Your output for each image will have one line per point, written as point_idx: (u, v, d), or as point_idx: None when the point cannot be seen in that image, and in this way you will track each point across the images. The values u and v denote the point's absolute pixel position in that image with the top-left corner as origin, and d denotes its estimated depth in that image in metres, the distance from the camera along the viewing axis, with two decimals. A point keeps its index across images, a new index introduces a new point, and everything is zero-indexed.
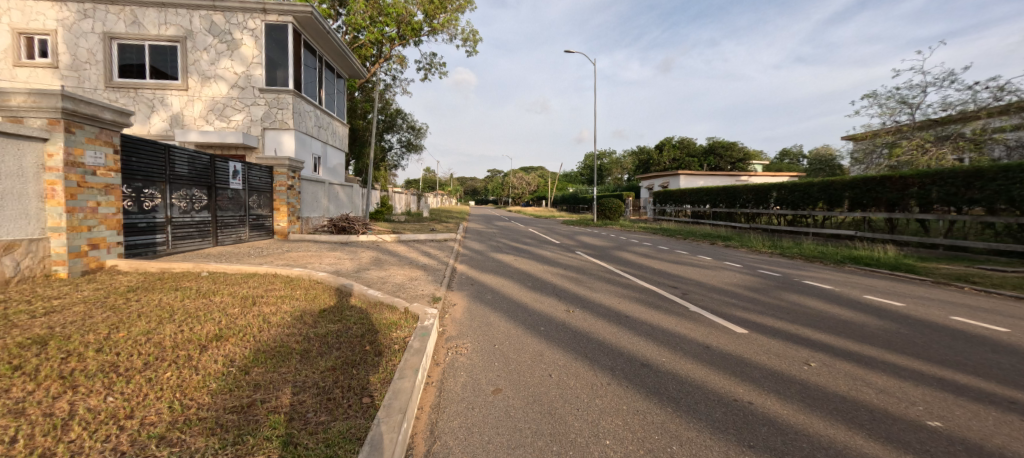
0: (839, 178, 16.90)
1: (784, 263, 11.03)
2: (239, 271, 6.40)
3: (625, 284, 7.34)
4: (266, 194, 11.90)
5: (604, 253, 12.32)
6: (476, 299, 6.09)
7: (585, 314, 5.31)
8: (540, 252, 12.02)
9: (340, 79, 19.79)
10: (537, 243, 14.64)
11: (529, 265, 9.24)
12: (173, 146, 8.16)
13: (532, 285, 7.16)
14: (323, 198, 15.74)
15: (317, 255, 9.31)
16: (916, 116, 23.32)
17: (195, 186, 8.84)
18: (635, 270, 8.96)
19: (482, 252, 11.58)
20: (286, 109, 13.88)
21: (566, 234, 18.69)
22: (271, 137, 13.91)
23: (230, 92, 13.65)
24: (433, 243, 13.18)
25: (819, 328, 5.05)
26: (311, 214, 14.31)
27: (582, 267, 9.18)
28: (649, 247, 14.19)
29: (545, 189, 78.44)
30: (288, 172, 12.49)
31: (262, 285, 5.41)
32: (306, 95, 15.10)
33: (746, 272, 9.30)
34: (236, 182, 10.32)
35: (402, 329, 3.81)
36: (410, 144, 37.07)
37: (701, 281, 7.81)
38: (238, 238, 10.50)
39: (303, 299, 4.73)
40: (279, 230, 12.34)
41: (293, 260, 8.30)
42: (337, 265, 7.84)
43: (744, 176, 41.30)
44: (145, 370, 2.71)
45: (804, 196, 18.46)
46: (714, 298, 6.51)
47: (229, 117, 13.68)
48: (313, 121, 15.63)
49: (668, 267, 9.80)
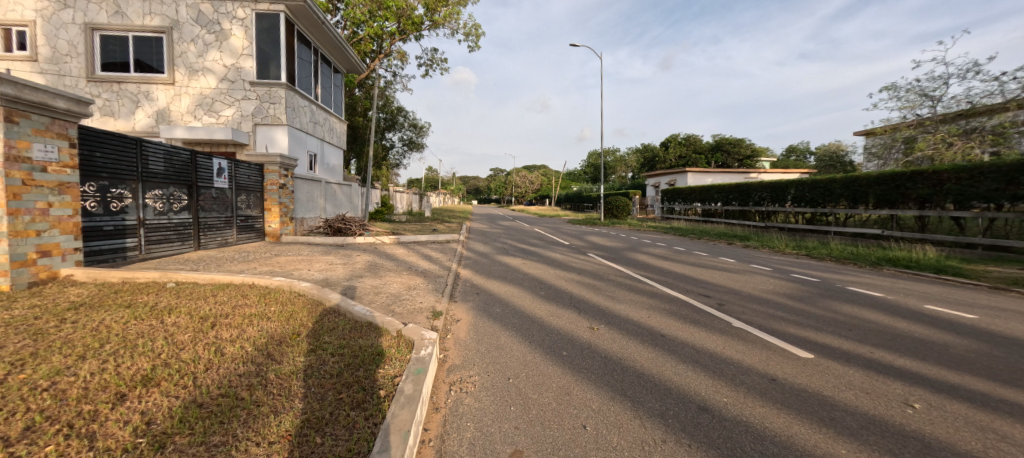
0: (863, 173, 15.96)
1: (815, 265, 10.14)
2: (212, 280, 5.58)
3: (651, 292, 6.50)
4: (255, 193, 11.13)
5: (618, 254, 11.49)
6: (482, 313, 5.26)
7: (614, 333, 4.47)
8: (550, 254, 11.19)
9: (337, 73, 19.02)
10: (545, 244, 13.80)
11: (539, 270, 8.41)
12: (146, 141, 7.38)
13: (545, 294, 6.34)
14: (319, 197, 14.99)
15: (307, 259, 8.51)
16: (939, 109, 22.30)
17: (173, 185, 8.08)
18: (657, 275, 8.10)
19: (487, 255, 10.77)
20: (279, 104, 13.09)
21: (574, 235, 17.85)
22: (263, 133, 13.13)
23: (219, 86, 12.88)
24: (434, 245, 12.39)
25: (895, 350, 4.20)
26: (306, 214, 13.54)
27: (598, 272, 8.33)
28: (665, 248, 13.30)
29: (549, 188, 77.54)
30: (280, 171, 11.70)
31: (232, 299, 4.59)
32: (300, 89, 14.32)
33: (779, 276, 8.42)
34: (221, 181, 9.56)
35: (393, 363, 2.98)
36: (412, 143, 36.23)
37: (734, 288, 6.96)
38: (224, 241, 9.73)
39: (276, 319, 3.91)
40: (271, 232, 11.57)
41: (280, 266, 7.52)
42: (327, 273, 7.03)
43: (754, 173, 40.24)
44: (18, 443, 1.90)
45: (825, 193, 17.51)
46: (756, 309, 5.67)
47: (219, 112, 12.91)
48: (308, 117, 14.85)
49: (691, 271, 8.93)
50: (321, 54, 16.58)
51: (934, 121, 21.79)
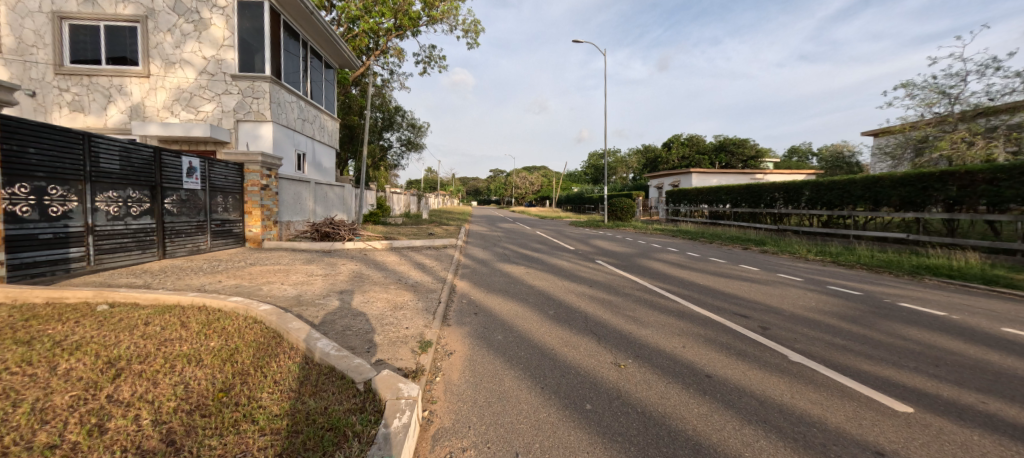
0: (885, 174, 15.04)
1: (847, 275, 9.22)
2: (156, 302, 4.64)
3: (678, 311, 5.57)
4: (234, 195, 10.20)
5: (629, 261, 10.55)
6: (481, 342, 4.33)
7: (646, 373, 3.54)
8: (555, 261, 10.25)
9: (329, 68, 18.06)
10: (548, 249, 12.85)
11: (546, 282, 7.48)
12: (96, 136, 6.46)
13: (556, 314, 5.39)
14: (308, 199, 14.05)
15: (285, 269, 7.58)
16: (958, 107, 21.36)
17: (132, 186, 7.17)
18: (680, 289, 7.16)
19: (487, 263, 9.84)
20: (263, 99, 12.15)
21: (579, 238, 16.92)
22: (246, 130, 12.21)
23: (198, 80, 11.94)
24: (430, 251, 11.46)
25: (1011, 397, 3.27)
26: (292, 217, 12.59)
27: (612, 283, 7.40)
28: (678, 254, 12.36)
29: (550, 189, 76.64)
30: (262, 171, 10.77)
31: (165, 329, 3.65)
32: (287, 83, 13.38)
33: (815, 289, 7.49)
34: (192, 182, 8.65)
35: (349, 446, 2.04)
36: (410, 143, 35.28)
37: (772, 306, 6.03)
38: (196, 248, 8.81)
39: (208, 362, 2.95)
40: (251, 237, 10.65)
41: (250, 279, 6.58)
42: (302, 288, 6.08)
43: (760, 174, 39.37)
44: None
45: (845, 195, 16.55)
46: (808, 334, 4.76)
47: (198, 108, 11.97)
48: (296, 113, 13.90)
49: (715, 282, 8.00)
50: (311, 47, 15.64)
51: (953, 119, 20.88)
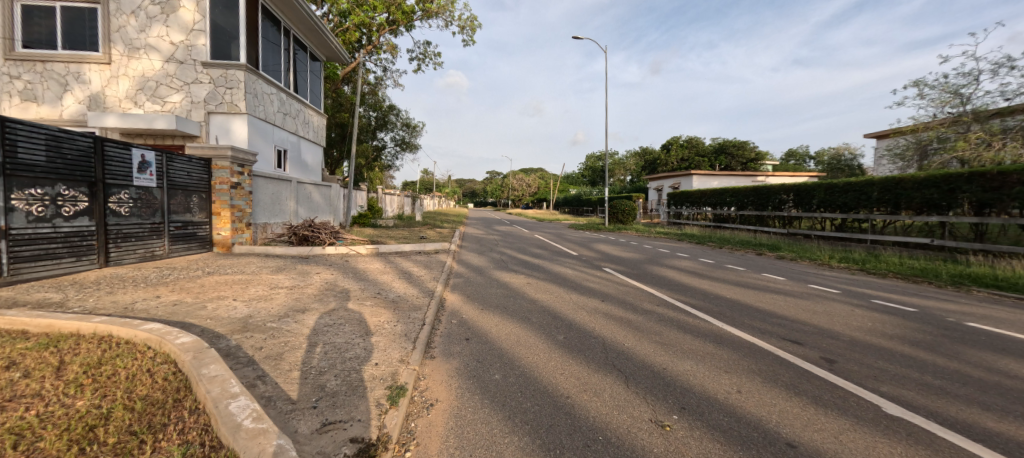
0: (906, 174, 14.15)
1: (885, 285, 8.25)
2: (49, 329, 3.56)
3: (717, 336, 4.53)
4: (200, 194, 9.14)
5: (640, 269, 9.50)
6: (473, 384, 3.27)
7: (704, 442, 2.50)
8: (558, 269, 9.18)
9: (315, 61, 16.99)
10: (549, 255, 11.78)
11: (551, 295, 6.44)
12: (11, 120, 5.38)
13: (568, 341, 4.33)
14: (288, 199, 12.92)
15: (247, 280, 6.50)
16: (972, 107, 20.55)
17: (64, 182, 6.10)
18: (708, 304, 6.13)
19: (483, 271, 8.80)
20: (237, 89, 11.05)
21: (580, 243, 15.90)
22: (218, 123, 11.12)
23: (165, 67, 10.84)
24: (419, 256, 10.40)
25: None
26: (268, 219, 11.47)
27: (627, 296, 6.38)
28: (691, 260, 11.35)
29: (547, 191, 75.64)
30: (232, 167, 9.67)
31: (22, 380, 2.57)
32: (266, 73, 12.28)
33: (861, 304, 6.49)
34: (145, 178, 7.58)
35: None
36: (405, 143, 34.14)
37: (825, 328, 5.01)
38: (149, 254, 7.74)
39: (37, 452, 1.87)
40: (220, 241, 9.56)
41: (197, 293, 5.49)
42: (257, 305, 5.02)
43: (762, 176, 38.62)
44: None
45: (861, 197, 15.63)
46: (891, 371, 3.74)
47: (164, 98, 10.86)
48: (275, 106, 12.81)
49: (744, 294, 6.99)
50: (294, 36, 14.55)
51: (967, 119, 20.10)
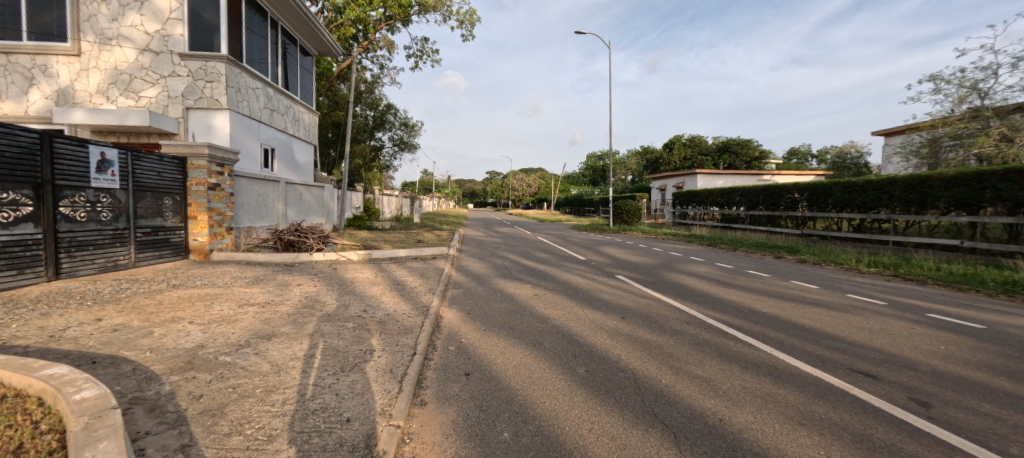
0: (932, 172, 13.33)
1: (931, 295, 7.41)
2: None
3: (774, 371, 3.69)
4: (174, 196, 8.36)
5: (656, 276, 8.69)
6: (476, 450, 2.45)
7: None
8: (567, 277, 8.34)
9: (307, 56, 16.15)
10: (555, 260, 10.96)
11: (563, 311, 5.62)
12: None
13: (591, 377, 3.51)
14: (275, 201, 12.09)
15: (215, 295, 5.68)
16: (992, 101, 19.78)
17: (1, 184, 5.32)
18: (745, 321, 5.29)
19: (484, 279, 7.98)
20: (217, 82, 10.24)
21: (587, 245, 15.08)
22: (198, 119, 10.31)
23: (139, 59, 10.02)
24: (415, 263, 9.57)
25: None
26: (253, 223, 10.65)
27: (651, 313, 5.55)
28: (708, 265, 10.51)
29: (548, 191, 74.90)
30: (211, 167, 8.86)
31: None
32: (251, 66, 11.46)
33: (919, 319, 5.65)
34: (106, 179, 6.78)
35: None
36: (403, 143, 33.31)
37: (895, 355, 4.18)
38: (112, 264, 6.98)
39: None
40: (196, 247, 8.75)
41: (149, 314, 4.65)
42: (217, 329, 4.19)
43: (767, 174, 37.88)
44: None
45: (882, 196, 14.79)
46: (1010, 422, 2.90)
47: (138, 92, 10.05)
48: (262, 102, 11.98)
49: (780, 307, 6.17)
50: (282, 28, 13.70)
51: (987, 114, 19.24)
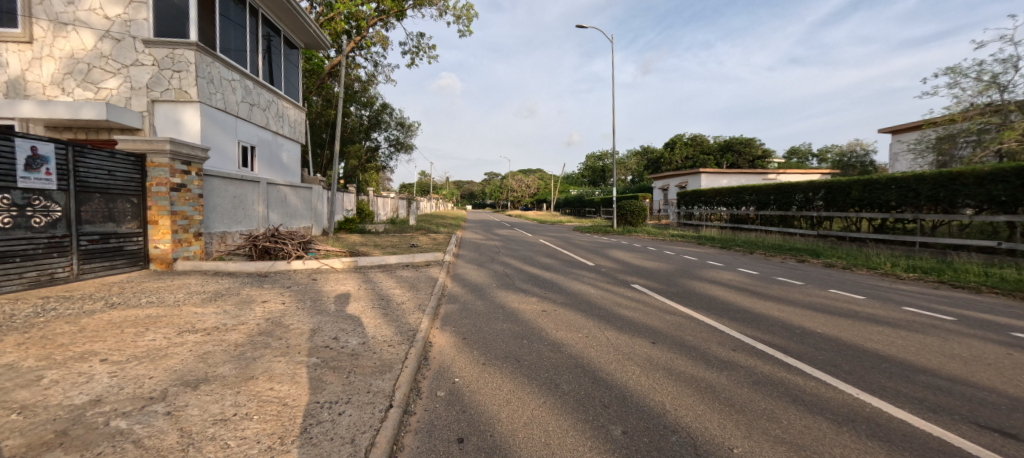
0: (965, 168, 12.37)
1: (997, 307, 6.44)
2: None
3: (880, 431, 2.69)
4: (132, 198, 7.38)
5: (677, 284, 7.71)
6: None
7: None
8: (578, 288, 7.33)
9: (292, 49, 15.14)
10: (561, 266, 9.98)
11: (580, 335, 4.60)
12: None
13: (633, 443, 2.50)
14: (255, 203, 11.08)
15: (156, 318, 4.65)
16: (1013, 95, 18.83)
17: None
18: (806, 348, 4.29)
19: (484, 291, 6.97)
20: (186, 72, 9.24)
21: (593, 249, 14.10)
22: (165, 113, 9.34)
23: (98, 46, 9.02)
24: (406, 271, 8.56)
25: None
26: (227, 227, 9.65)
27: (687, 336, 4.55)
28: (730, 271, 9.53)
29: (548, 192, 74.07)
30: (174, 165, 7.85)
31: None
32: (225, 55, 10.45)
33: (1010, 341, 4.67)
34: (38, 179, 5.82)
35: None
36: (399, 143, 32.33)
37: (1023, 399, 3.19)
38: (45, 277, 6.00)
39: None
40: (158, 256, 7.77)
41: (55, 348, 3.63)
42: (131, 373, 3.17)
43: (773, 173, 37.04)
44: None
45: (908, 194, 13.81)
46: None
47: (98, 83, 9.04)
48: (239, 95, 10.98)
49: (835, 324, 5.17)
50: (263, 17, 12.69)
51: (1009, 107, 18.11)
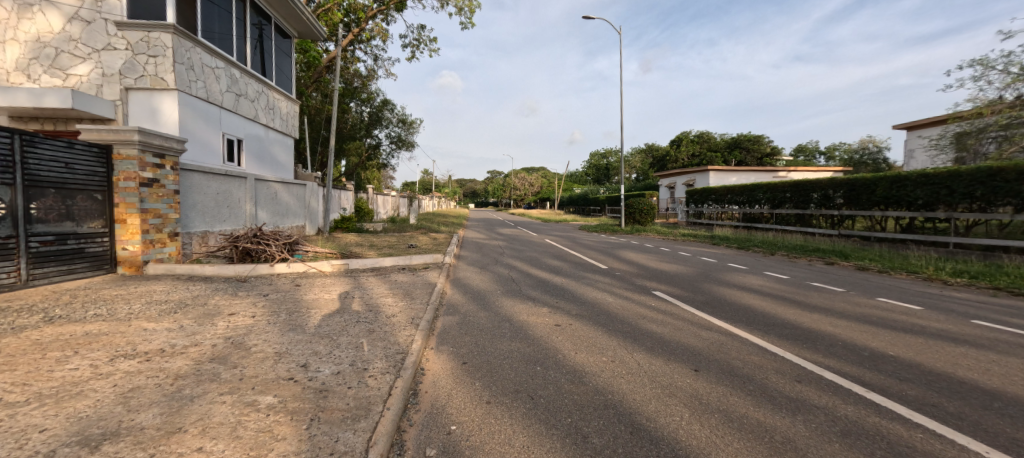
0: (1007, 162, 11.40)
1: None
2: None
3: None
4: (95, 194, 6.62)
5: (704, 291, 6.89)
6: None
7: None
8: (593, 296, 6.52)
9: (285, 38, 14.36)
10: (571, 268, 9.19)
11: (604, 361, 3.78)
12: None
13: None
14: (242, 200, 10.30)
15: (93, 337, 3.86)
16: None
17: None
18: (889, 380, 3.45)
19: (488, 299, 6.18)
20: (162, 58, 8.49)
21: (603, 250, 13.30)
22: (140, 102, 8.59)
23: (66, 29, 8.22)
24: (402, 275, 7.79)
25: None
26: (208, 226, 8.87)
27: (735, 362, 3.74)
28: (757, 275, 8.68)
29: (551, 190, 73.17)
30: (145, 157, 7.08)
31: None
32: (208, 41, 9.69)
33: None
34: None
35: None
36: (400, 140, 31.54)
37: None
38: None
39: None
40: (126, 259, 7.02)
41: None
42: (19, 423, 2.38)
43: (784, 171, 36.03)
44: None
45: (940, 192, 12.82)
46: None
47: (66, 69, 8.26)
48: (224, 84, 10.22)
49: (905, 343, 4.34)
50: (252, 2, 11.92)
51: None
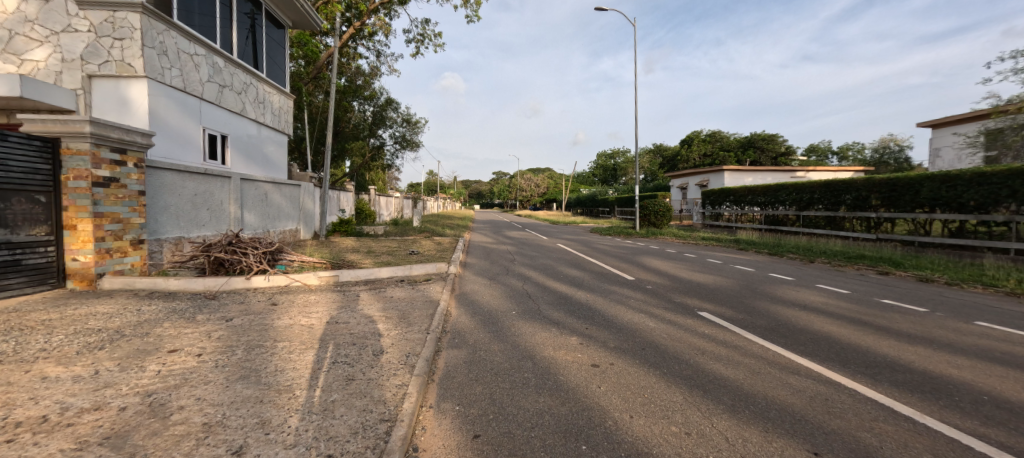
0: None
1: None
2: None
3: None
4: (36, 195, 5.61)
5: (761, 311, 5.71)
6: None
7: None
8: (629, 318, 5.37)
9: (279, 28, 13.35)
10: (594, 280, 8.06)
11: (677, 434, 2.63)
12: None
13: None
14: (226, 201, 9.28)
15: None
16: None
17: None
18: None
19: (500, 324, 5.05)
20: (129, 41, 7.49)
21: (624, 256, 12.12)
22: (105, 91, 7.61)
23: (22, 8, 7.21)
24: (399, 290, 6.70)
25: None
26: (182, 231, 7.83)
27: (869, 440, 2.56)
28: (812, 290, 7.46)
29: (558, 192, 71.90)
30: (99, 152, 6.03)
31: None
32: (186, 24, 8.68)
33: None
34: None
35: None
36: (404, 140, 30.53)
37: None
38: None
39: None
40: (77, 272, 6.02)
41: None
42: None
43: (803, 171, 34.56)
44: None
45: (1000, 192, 11.46)
46: None
47: (21, 54, 7.26)
48: (204, 73, 9.20)
49: None
50: None
51: None
